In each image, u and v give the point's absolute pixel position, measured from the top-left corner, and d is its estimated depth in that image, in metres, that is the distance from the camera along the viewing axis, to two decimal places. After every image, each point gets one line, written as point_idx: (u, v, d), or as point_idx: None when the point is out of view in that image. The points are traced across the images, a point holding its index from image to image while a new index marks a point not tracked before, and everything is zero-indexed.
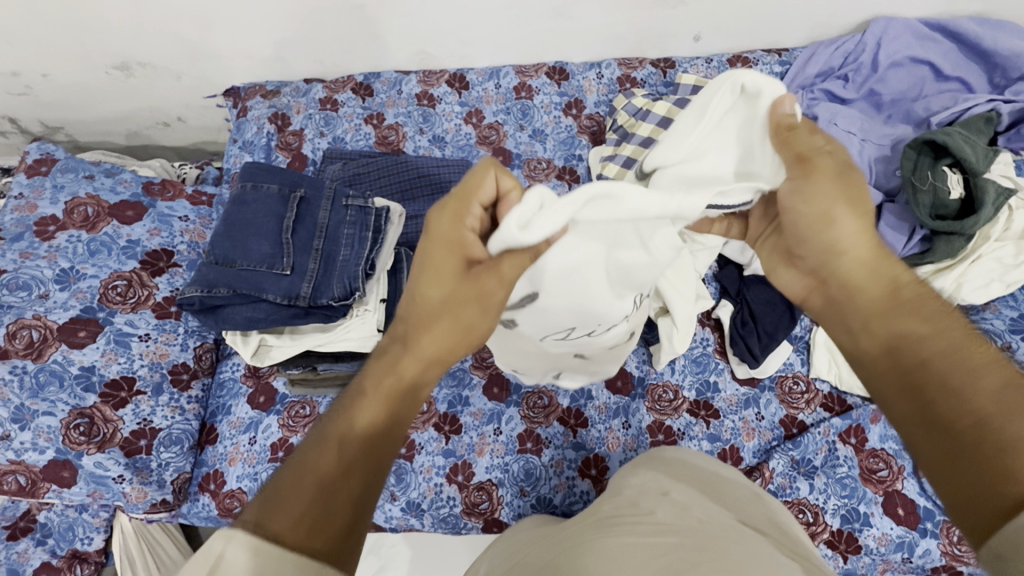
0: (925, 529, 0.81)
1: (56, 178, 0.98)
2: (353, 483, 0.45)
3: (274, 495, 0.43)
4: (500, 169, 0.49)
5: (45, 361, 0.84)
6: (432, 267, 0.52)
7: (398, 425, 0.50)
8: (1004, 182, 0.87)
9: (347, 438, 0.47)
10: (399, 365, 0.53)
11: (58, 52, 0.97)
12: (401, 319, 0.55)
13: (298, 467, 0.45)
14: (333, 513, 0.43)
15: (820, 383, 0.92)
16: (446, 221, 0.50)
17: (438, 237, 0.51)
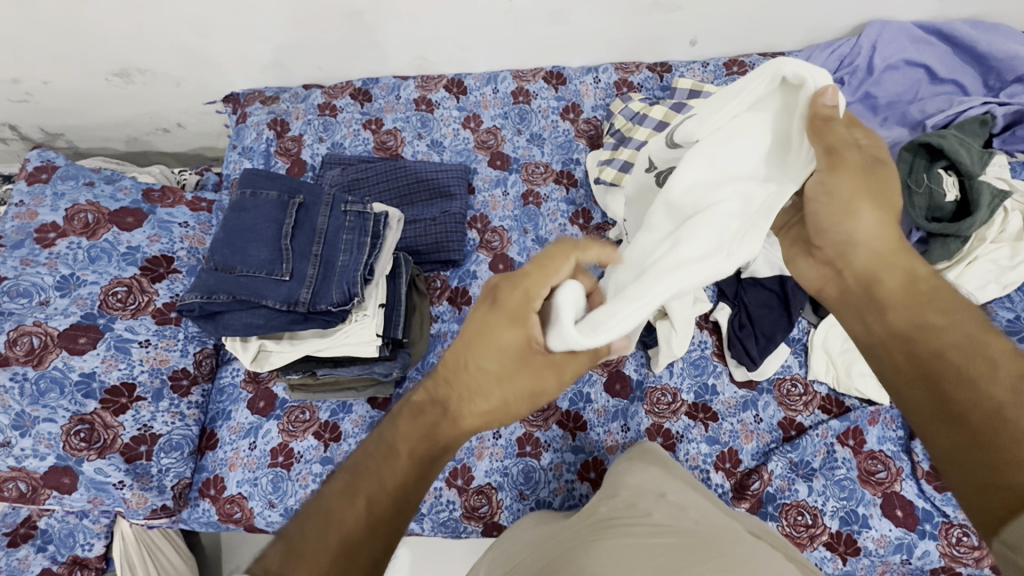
0: (924, 531, 0.82)
1: (57, 185, 0.98)
2: (377, 544, 0.45)
3: (299, 548, 0.43)
4: (583, 256, 0.49)
5: (45, 367, 0.85)
6: (490, 333, 0.50)
7: (423, 487, 0.48)
8: (999, 184, 0.87)
9: (373, 499, 0.46)
10: (438, 429, 0.50)
11: (58, 60, 0.97)
12: (448, 382, 0.52)
13: (324, 519, 0.45)
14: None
15: (818, 385, 0.92)
16: (520, 297, 0.50)
17: (508, 311, 0.50)
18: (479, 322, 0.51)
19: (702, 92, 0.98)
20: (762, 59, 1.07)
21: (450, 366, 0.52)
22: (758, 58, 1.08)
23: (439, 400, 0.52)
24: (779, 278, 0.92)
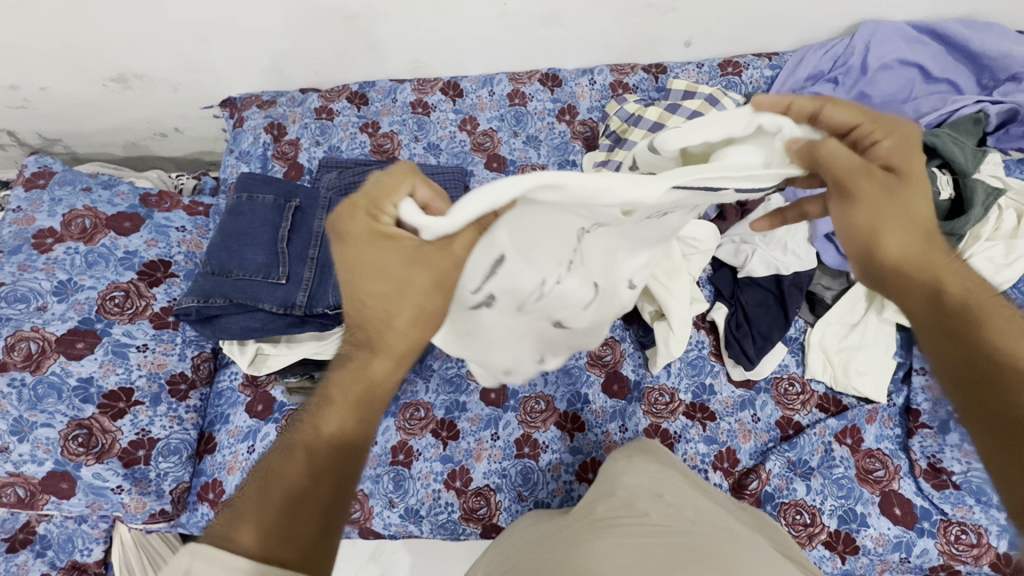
0: (922, 529, 0.82)
1: (54, 191, 0.98)
2: (323, 488, 0.49)
3: (250, 501, 0.47)
4: (417, 176, 0.45)
5: (43, 373, 0.85)
6: (364, 268, 0.47)
7: (364, 427, 0.52)
8: (993, 182, 0.88)
9: (313, 449, 0.50)
10: (363, 373, 0.52)
11: (56, 67, 0.98)
12: (360, 328, 0.51)
13: (271, 474, 0.50)
14: (302, 520, 0.46)
15: (816, 384, 0.92)
16: (362, 219, 0.45)
17: (360, 238, 0.46)
18: (347, 261, 0.48)
19: (697, 93, 0.99)
20: (757, 59, 1.08)
21: (356, 313, 0.50)
22: (753, 58, 1.08)
23: (360, 347, 0.52)
24: (775, 278, 0.93)
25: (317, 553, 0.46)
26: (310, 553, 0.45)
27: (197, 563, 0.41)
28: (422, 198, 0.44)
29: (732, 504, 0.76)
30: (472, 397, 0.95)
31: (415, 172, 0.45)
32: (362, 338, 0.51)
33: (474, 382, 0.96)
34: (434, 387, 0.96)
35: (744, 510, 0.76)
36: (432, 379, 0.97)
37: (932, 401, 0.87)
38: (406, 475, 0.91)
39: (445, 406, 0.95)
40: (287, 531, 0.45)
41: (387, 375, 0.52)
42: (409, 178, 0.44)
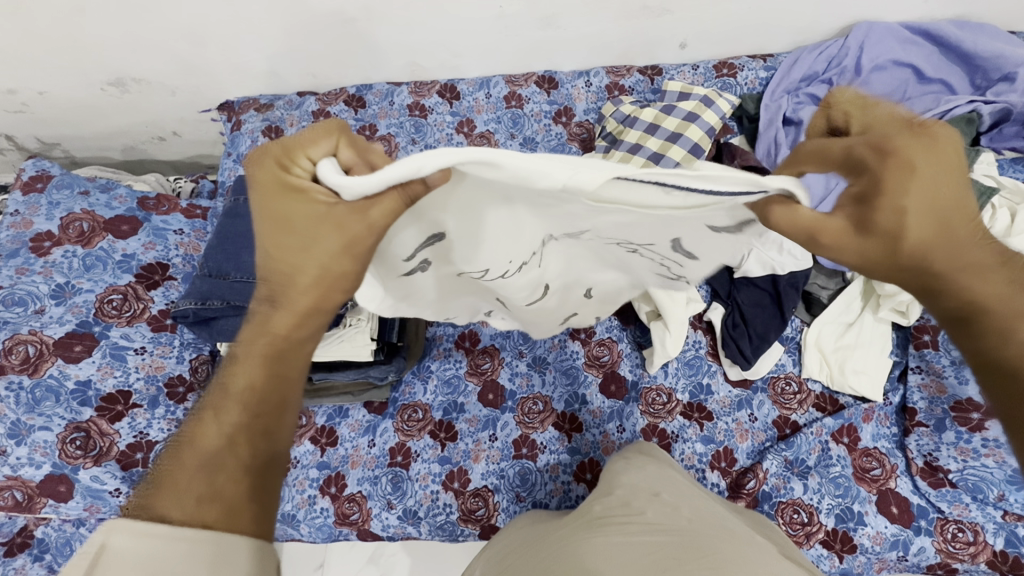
0: (919, 527, 0.82)
1: (52, 195, 0.98)
2: (241, 448, 0.46)
3: (164, 469, 0.45)
4: (347, 134, 0.39)
5: (41, 376, 0.85)
6: (273, 220, 0.40)
7: (277, 381, 0.47)
8: (987, 181, 0.88)
9: (223, 410, 0.47)
10: (268, 326, 0.46)
11: (55, 71, 0.98)
12: (261, 279, 0.44)
13: (183, 438, 0.46)
14: (221, 483, 0.44)
15: (812, 383, 0.92)
16: (271, 166, 0.39)
17: (267, 186, 0.39)
18: (252, 208, 0.41)
19: (692, 95, 0.99)
20: (752, 60, 1.09)
21: (257, 265, 0.44)
22: (748, 60, 1.09)
23: (264, 300, 0.46)
24: (772, 277, 0.92)
25: (245, 509, 0.44)
26: (236, 514, 0.44)
27: (112, 538, 0.40)
28: (345, 160, 0.39)
29: (726, 502, 0.75)
30: (469, 398, 0.95)
31: (346, 130, 0.39)
32: (265, 297, 0.45)
33: (471, 383, 0.96)
34: (432, 388, 0.96)
35: (742, 510, 0.76)
36: (430, 381, 0.97)
37: (928, 399, 0.87)
38: (404, 476, 0.91)
39: (443, 407, 0.95)
40: (209, 493, 0.44)
41: (295, 328, 0.46)
42: (336, 133, 0.38)
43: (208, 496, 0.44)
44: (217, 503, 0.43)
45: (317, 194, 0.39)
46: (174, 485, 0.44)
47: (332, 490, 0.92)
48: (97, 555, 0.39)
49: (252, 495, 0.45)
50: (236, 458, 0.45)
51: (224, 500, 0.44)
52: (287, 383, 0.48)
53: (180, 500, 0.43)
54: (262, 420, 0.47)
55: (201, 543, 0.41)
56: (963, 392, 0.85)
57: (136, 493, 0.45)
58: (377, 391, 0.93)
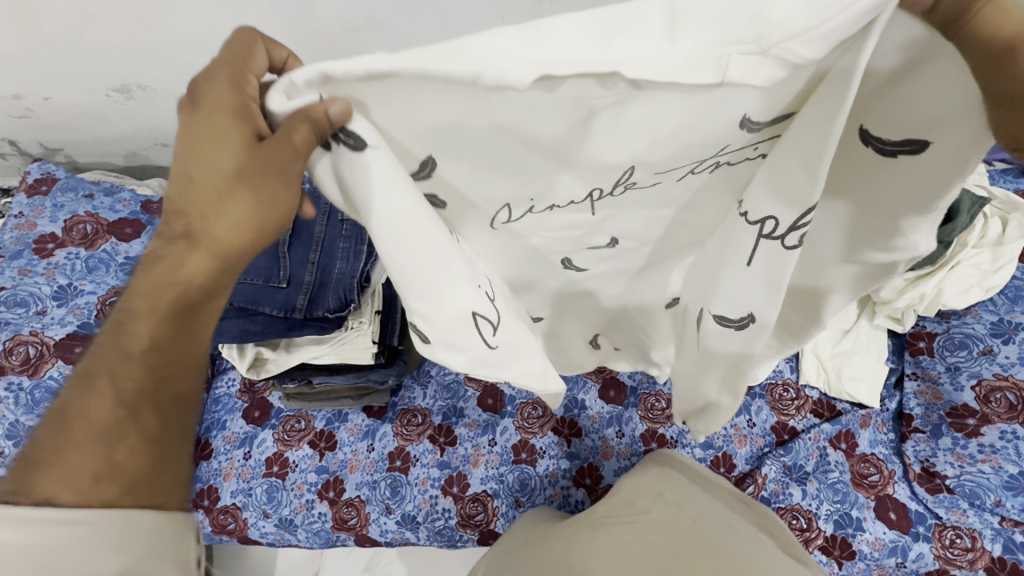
0: (917, 533, 0.82)
1: (57, 197, 0.98)
2: (143, 416, 0.45)
3: (50, 450, 0.42)
4: (270, 40, 0.39)
5: (41, 377, 0.85)
6: (200, 143, 0.37)
7: (186, 336, 0.45)
8: (979, 191, 0.85)
9: (119, 376, 0.44)
10: (165, 263, 0.42)
11: (63, 78, 0.97)
12: (178, 212, 0.40)
13: (68, 410, 0.44)
14: (126, 461, 0.44)
15: (810, 390, 0.93)
16: (221, 85, 0.36)
17: (217, 108, 0.36)
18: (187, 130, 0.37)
19: None
20: None
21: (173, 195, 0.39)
22: None
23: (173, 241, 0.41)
24: None
25: (156, 473, 0.46)
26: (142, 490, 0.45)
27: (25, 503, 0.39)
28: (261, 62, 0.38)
29: (732, 496, 0.76)
30: (470, 403, 0.95)
31: (270, 42, 0.39)
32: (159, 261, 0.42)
33: (471, 388, 0.96)
34: (431, 393, 0.97)
35: (747, 505, 0.76)
36: (430, 385, 0.97)
37: (924, 405, 0.88)
38: (403, 481, 0.91)
39: (443, 412, 0.95)
40: (108, 471, 0.43)
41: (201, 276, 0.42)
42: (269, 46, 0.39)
43: (114, 473, 0.43)
44: (120, 481, 0.43)
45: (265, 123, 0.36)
46: (59, 462, 0.42)
47: (330, 494, 0.91)
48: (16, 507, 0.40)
49: (158, 480, 0.46)
50: (139, 432, 0.45)
51: (124, 477, 0.44)
52: (192, 345, 0.46)
53: (71, 479, 0.41)
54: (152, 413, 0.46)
55: (106, 523, 0.41)
56: (959, 398, 0.85)
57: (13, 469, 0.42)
58: (378, 395, 0.93)
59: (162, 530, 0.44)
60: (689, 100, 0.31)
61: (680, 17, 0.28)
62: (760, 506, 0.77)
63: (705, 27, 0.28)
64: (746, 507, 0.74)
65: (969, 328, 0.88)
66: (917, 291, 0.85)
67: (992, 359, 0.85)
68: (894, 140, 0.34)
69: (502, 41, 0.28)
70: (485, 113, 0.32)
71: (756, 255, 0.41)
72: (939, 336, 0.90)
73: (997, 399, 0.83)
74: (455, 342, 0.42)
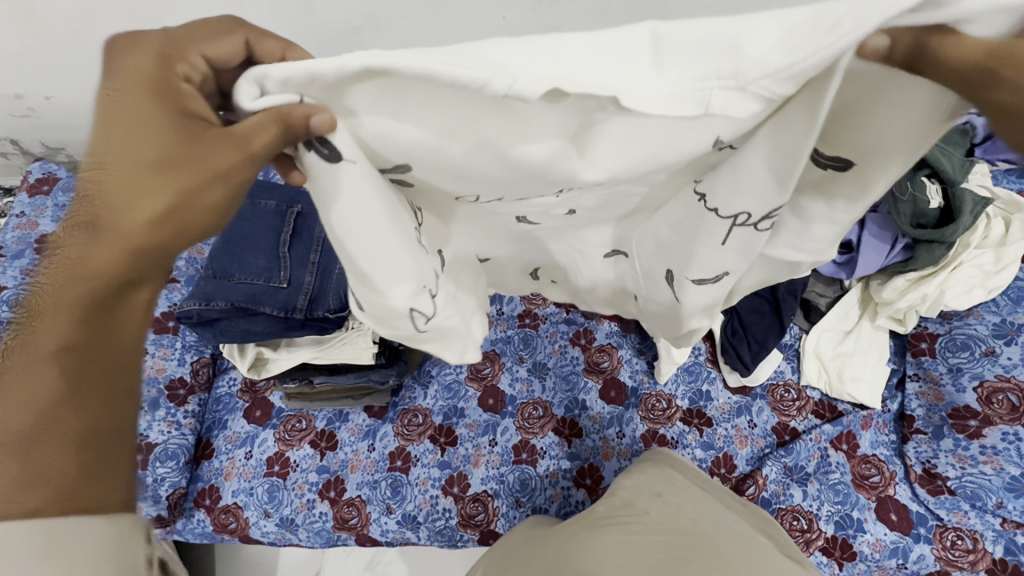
0: (918, 535, 0.82)
1: (58, 197, 0.99)
2: (70, 418, 0.37)
3: None
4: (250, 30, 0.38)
5: None
6: (118, 123, 0.34)
7: (106, 335, 0.39)
8: (982, 191, 0.84)
9: (27, 373, 0.36)
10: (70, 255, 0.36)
11: (63, 77, 0.97)
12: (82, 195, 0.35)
13: None
14: (53, 466, 0.35)
15: (811, 390, 0.93)
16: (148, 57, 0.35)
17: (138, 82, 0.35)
18: (104, 107, 0.35)
19: None
20: None
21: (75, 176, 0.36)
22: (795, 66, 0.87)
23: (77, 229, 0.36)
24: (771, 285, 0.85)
25: (93, 480, 0.37)
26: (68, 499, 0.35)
27: None
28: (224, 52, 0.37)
29: (732, 495, 0.77)
30: (470, 403, 0.95)
31: (257, 34, 0.38)
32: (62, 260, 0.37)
33: (472, 388, 0.96)
34: (432, 393, 0.97)
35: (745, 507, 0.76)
36: (431, 385, 0.97)
37: (926, 406, 0.88)
38: (404, 481, 0.91)
39: (443, 412, 0.95)
40: (28, 479, 0.34)
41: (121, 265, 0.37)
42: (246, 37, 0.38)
43: (23, 483, 0.34)
44: (46, 489, 0.35)
45: (195, 105, 0.35)
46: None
47: (331, 493, 0.91)
48: None
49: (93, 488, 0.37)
50: (64, 435, 0.36)
51: (48, 482, 0.35)
52: (118, 339, 0.39)
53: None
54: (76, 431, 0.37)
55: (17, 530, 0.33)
56: (961, 399, 0.85)
57: None
58: (378, 395, 0.93)
59: (108, 531, 0.36)
60: (676, 137, 0.32)
61: (663, 49, 0.29)
62: (758, 509, 0.78)
63: (684, 60, 0.28)
64: (745, 511, 0.74)
65: (971, 329, 0.88)
66: (919, 292, 0.85)
67: (994, 360, 0.85)
68: (827, 153, 0.35)
69: (512, 54, 0.28)
70: (470, 131, 0.32)
71: (731, 235, 0.39)
72: (941, 337, 0.89)
73: (998, 401, 0.82)
74: (389, 323, 0.43)
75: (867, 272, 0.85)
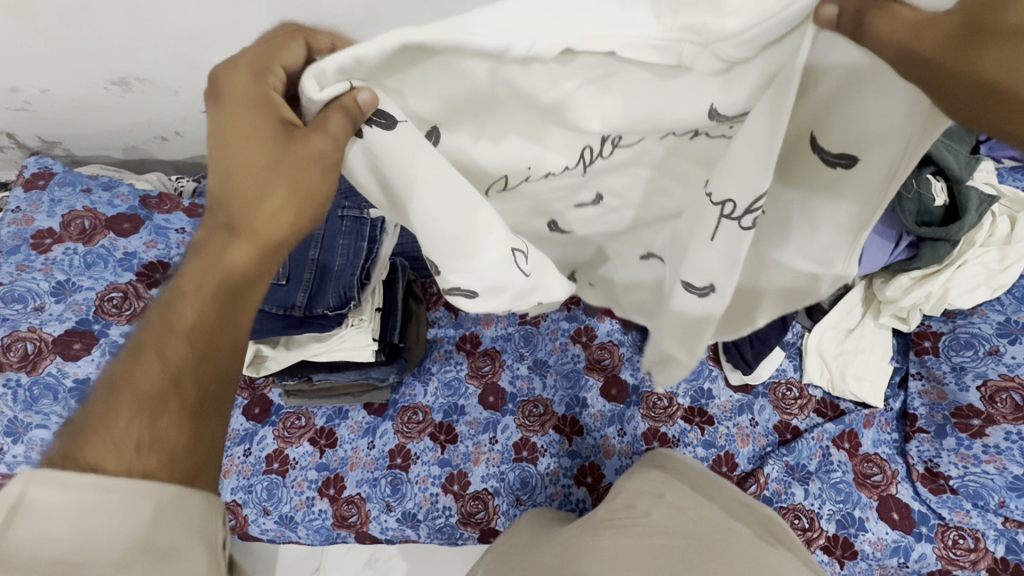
0: (919, 533, 0.82)
1: (54, 192, 0.98)
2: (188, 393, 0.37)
3: (81, 427, 0.35)
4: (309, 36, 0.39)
5: (40, 373, 0.85)
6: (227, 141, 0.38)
7: (234, 321, 0.40)
8: (987, 189, 0.84)
9: (167, 349, 0.38)
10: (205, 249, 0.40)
11: (58, 70, 0.95)
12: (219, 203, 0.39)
13: (108, 384, 0.36)
14: (167, 433, 0.36)
15: (813, 389, 0.92)
16: (247, 78, 0.37)
17: (247, 101, 0.37)
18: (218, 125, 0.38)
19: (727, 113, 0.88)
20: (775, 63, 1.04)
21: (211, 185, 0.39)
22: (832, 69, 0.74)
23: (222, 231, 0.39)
24: None
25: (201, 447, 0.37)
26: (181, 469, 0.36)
27: (35, 490, 0.31)
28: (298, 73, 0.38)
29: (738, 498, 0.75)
30: (470, 401, 0.95)
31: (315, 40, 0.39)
32: (205, 260, 0.40)
33: (472, 386, 0.96)
34: (432, 390, 0.96)
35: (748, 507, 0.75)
36: (431, 382, 0.97)
37: (928, 404, 0.88)
38: (404, 479, 0.91)
39: (444, 409, 0.94)
40: (150, 442, 0.35)
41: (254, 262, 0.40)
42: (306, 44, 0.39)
43: (134, 448, 0.35)
44: (160, 452, 0.35)
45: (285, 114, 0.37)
46: (107, 426, 0.35)
47: (330, 491, 0.91)
48: (13, 510, 0.30)
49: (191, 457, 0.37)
50: (182, 406, 0.37)
51: (164, 446, 0.35)
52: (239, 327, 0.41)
53: (121, 443, 0.34)
54: (186, 385, 0.37)
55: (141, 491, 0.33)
56: (965, 398, 0.85)
57: (51, 441, 0.35)
58: (378, 392, 0.93)
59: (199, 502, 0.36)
60: None
61: None
62: (766, 508, 0.77)
63: None
64: (748, 509, 0.73)
65: (975, 327, 0.87)
66: (923, 290, 0.84)
67: (998, 359, 0.84)
68: (833, 152, 0.35)
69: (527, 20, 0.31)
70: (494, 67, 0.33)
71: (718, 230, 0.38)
72: (945, 335, 0.89)
73: (1002, 400, 0.82)
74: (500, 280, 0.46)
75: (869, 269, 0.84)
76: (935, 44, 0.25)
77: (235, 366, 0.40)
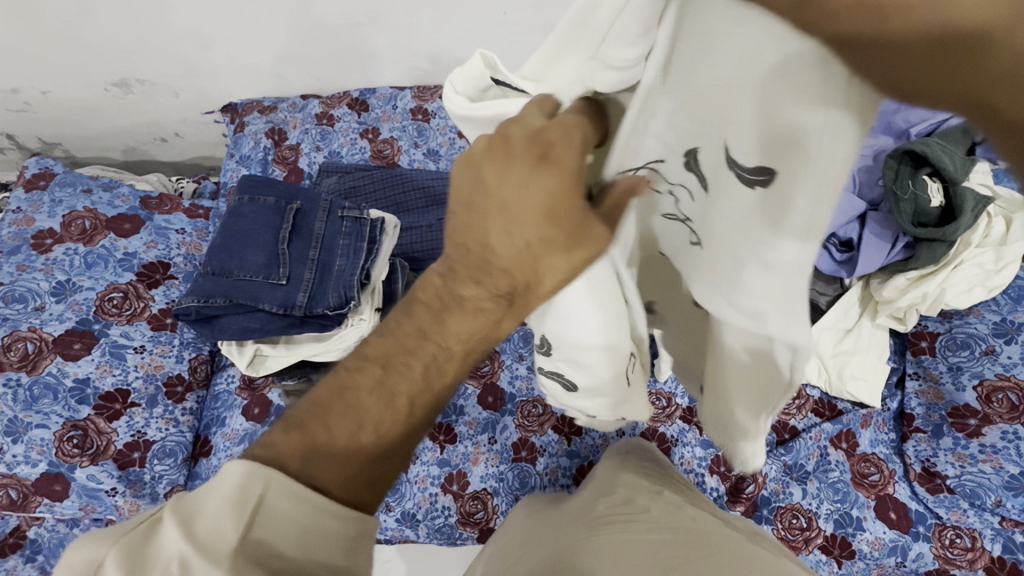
0: (917, 533, 0.82)
1: (55, 192, 0.99)
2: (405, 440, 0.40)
3: (315, 441, 0.37)
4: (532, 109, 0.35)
5: (40, 373, 0.85)
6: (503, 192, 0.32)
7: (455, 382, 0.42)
8: (982, 190, 0.85)
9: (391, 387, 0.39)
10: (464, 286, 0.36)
11: (59, 71, 0.96)
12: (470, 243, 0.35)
13: (347, 406, 0.38)
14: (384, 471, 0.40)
15: (811, 389, 0.93)
16: (568, 152, 0.31)
17: (553, 175, 0.31)
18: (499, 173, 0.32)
19: None
20: None
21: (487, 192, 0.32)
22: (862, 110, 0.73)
23: (457, 277, 0.37)
24: None
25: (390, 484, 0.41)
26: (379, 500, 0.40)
27: (273, 493, 0.35)
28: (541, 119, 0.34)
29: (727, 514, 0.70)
30: (469, 401, 0.95)
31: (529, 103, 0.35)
32: (426, 307, 0.39)
33: (472, 386, 0.96)
34: None
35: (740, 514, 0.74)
36: None
37: (925, 405, 0.88)
38: (403, 479, 0.91)
39: (443, 409, 0.95)
40: (371, 474, 0.39)
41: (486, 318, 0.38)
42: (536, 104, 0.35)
43: (342, 474, 0.37)
44: (360, 483, 0.38)
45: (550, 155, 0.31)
46: (336, 452, 0.37)
47: None
48: (257, 508, 0.34)
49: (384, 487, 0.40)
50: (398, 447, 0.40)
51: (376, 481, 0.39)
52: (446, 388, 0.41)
53: (348, 472, 0.38)
54: (358, 457, 0.38)
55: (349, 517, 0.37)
56: (961, 398, 0.85)
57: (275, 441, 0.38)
58: None
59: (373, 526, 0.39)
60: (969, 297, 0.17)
61: None
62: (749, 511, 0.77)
63: None
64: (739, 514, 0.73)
65: (971, 328, 0.88)
66: (919, 290, 0.85)
67: (994, 359, 0.85)
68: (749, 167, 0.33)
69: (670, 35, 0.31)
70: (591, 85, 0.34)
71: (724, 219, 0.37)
72: (940, 336, 0.90)
73: (998, 399, 0.83)
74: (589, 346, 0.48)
75: (868, 270, 0.84)
76: (988, 15, 0.22)
77: (404, 439, 0.40)
